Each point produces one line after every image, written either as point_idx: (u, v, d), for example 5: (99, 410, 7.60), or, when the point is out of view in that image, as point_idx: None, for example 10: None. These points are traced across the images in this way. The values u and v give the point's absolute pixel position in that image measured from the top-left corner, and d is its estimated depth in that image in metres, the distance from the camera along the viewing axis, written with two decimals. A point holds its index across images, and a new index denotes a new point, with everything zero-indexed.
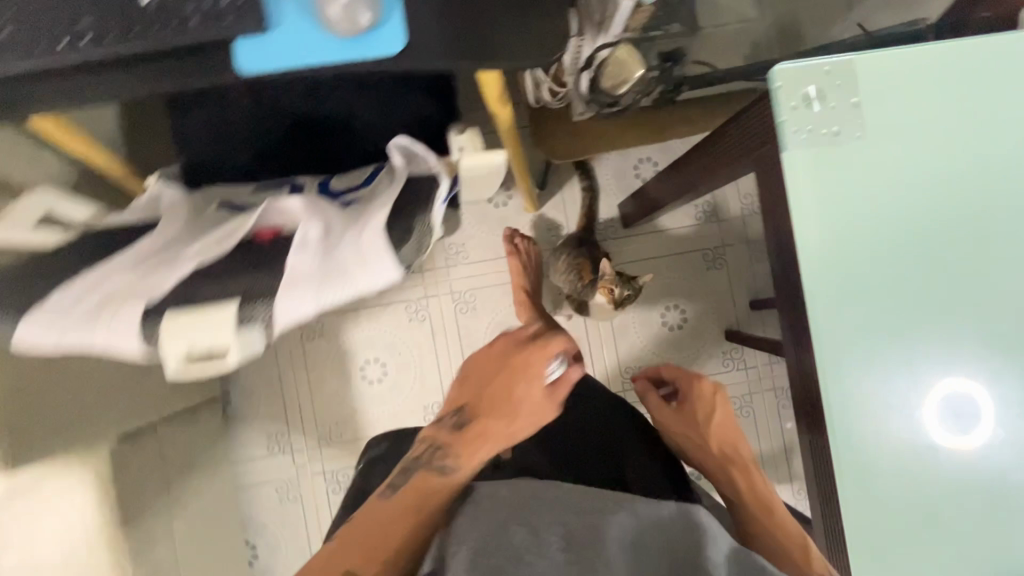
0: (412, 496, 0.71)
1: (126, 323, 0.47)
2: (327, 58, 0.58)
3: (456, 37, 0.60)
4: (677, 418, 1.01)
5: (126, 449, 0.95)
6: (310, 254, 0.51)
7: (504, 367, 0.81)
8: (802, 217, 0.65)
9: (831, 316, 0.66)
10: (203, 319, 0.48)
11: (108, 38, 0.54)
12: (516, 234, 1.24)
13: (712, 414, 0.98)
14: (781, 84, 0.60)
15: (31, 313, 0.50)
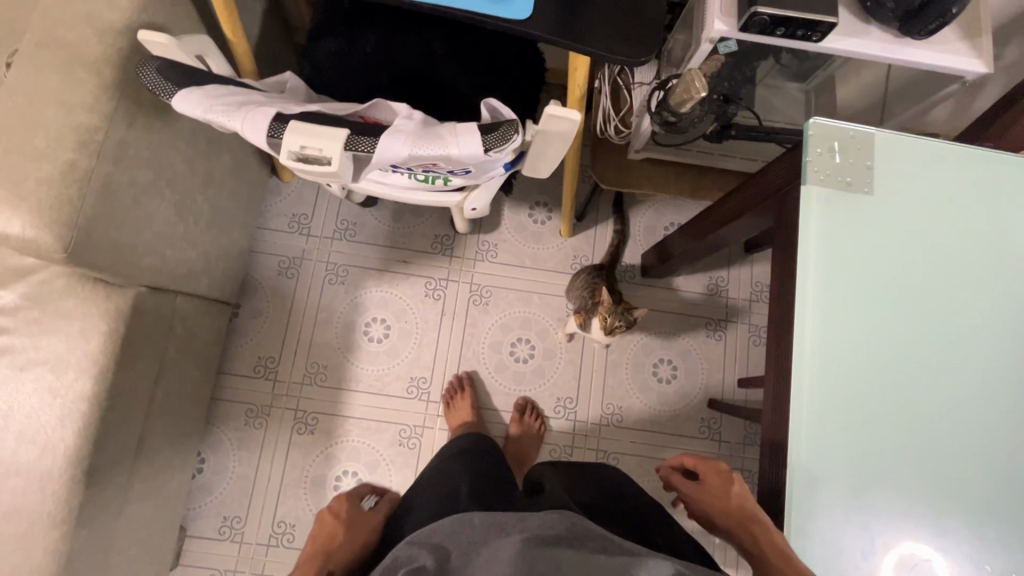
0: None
1: (261, 119, 0.57)
2: (468, 6, 0.73)
3: (572, 20, 0.75)
4: (701, 497, 0.83)
5: (149, 300, 1.01)
6: (414, 121, 0.62)
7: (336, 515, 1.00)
8: (809, 246, 0.74)
9: (813, 341, 0.73)
10: (320, 129, 0.57)
11: None
12: (529, 408, 1.37)
13: (734, 489, 0.79)
14: (813, 132, 0.73)
15: (191, 88, 0.60)
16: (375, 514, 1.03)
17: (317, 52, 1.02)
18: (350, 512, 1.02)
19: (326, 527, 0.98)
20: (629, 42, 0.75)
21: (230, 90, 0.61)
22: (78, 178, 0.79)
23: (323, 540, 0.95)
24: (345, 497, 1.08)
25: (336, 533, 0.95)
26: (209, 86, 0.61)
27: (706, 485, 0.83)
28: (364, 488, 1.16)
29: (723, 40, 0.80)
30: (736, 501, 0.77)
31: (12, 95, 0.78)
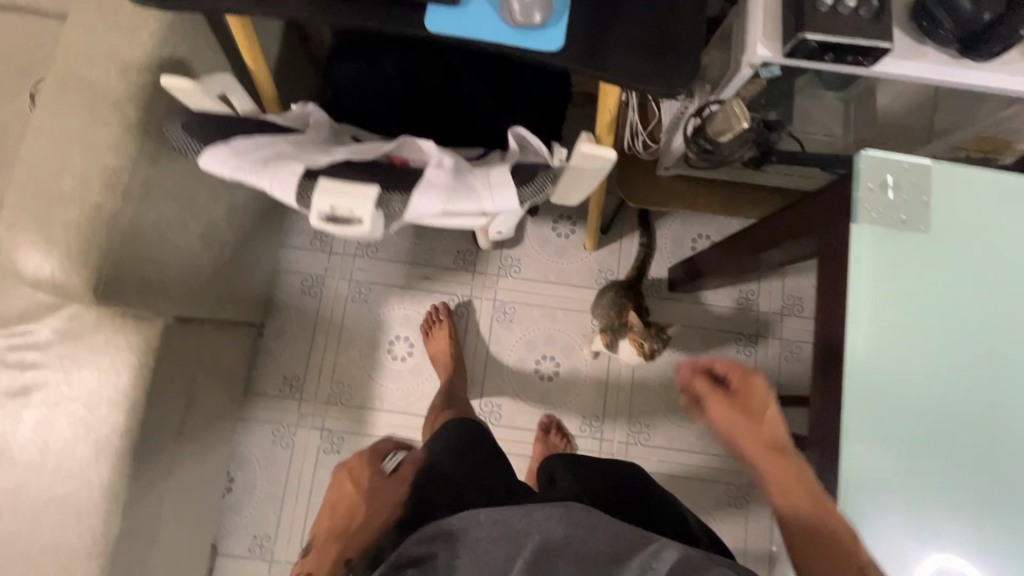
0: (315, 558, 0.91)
1: (287, 178, 0.55)
2: (496, 40, 0.70)
3: (607, 50, 0.72)
4: (727, 411, 0.78)
5: (177, 331, 1.00)
6: (445, 170, 0.59)
7: (349, 491, 0.96)
8: (861, 285, 0.70)
9: (864, 386, 0.70)
10: (347, 186, 0.55)
11: None
12: (554, 425, 1.36)
13: (767, 416, 0.76)
14: (864, 166, 0.69)
15: (217, 144, 0.58)
16: (398, 481, 0.93)
17: (338, 76, 0.99)
18: (371, 480, 0.96)
19: (344, 498, 0.96)
20: (667, 72, 0.72)
21: (259, 145, 0.59)
22: (106, 221, 0.78)
23: (341, 525, 0.92)
24: (364, 456, 1.01)
25: (357, 514, 0.91)
26: (234, 139, 0.59)
27: (737, 399, 0.79)
28: (379, 444, 1.05)
29: (766, 64, 0.75)
30: (767, 434, 0.75)
31: (38, 138, 0.77)
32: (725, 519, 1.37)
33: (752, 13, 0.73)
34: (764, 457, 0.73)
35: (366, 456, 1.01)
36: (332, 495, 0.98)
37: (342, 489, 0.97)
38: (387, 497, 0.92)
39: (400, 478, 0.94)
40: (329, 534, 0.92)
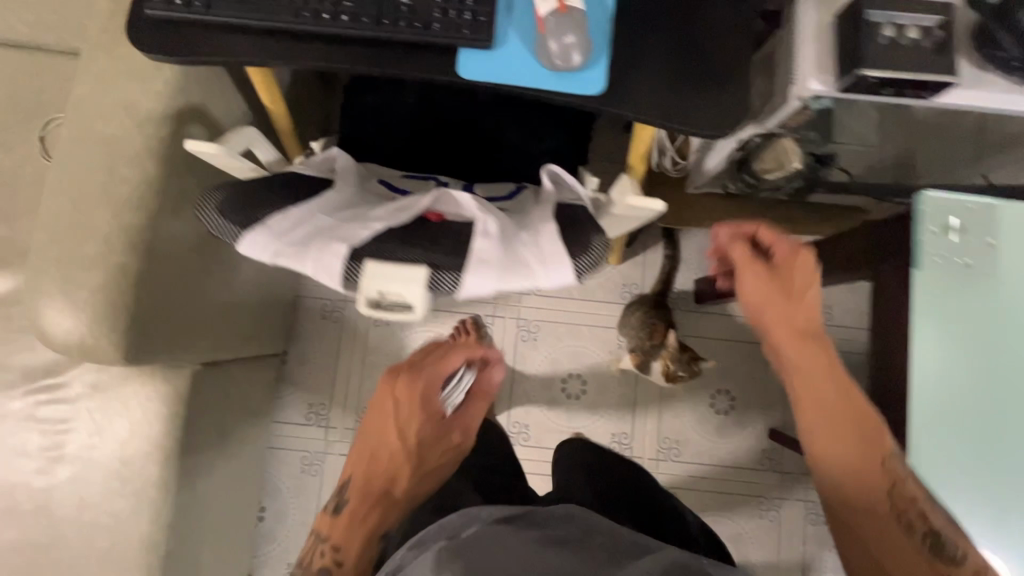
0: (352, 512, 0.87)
1: (334, 265, 0.55)
2: (533, 86, 0.66)
3: (648, 91, 0.68)
4: (767, 288, 0.76)
5: (205, 377, 0.98)
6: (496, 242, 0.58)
7: (402, 419, 0.92)
8: (926, 334, 0.67)
9: (927, 434, 0.68)
10: (400, 269, 0.56)
11: (362, 19, 0.65)
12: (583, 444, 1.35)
13: (807, 296, 0.76)
14: (926, 209, 0.66)
15: (256, 228, 0.57)
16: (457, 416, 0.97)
17: (358, 109, 0.95)
18: (430, 399, 0.93)
19: (396, 413, 0.92)
20: (713, 114, 0.68)
21: (288, 228, 0.58)
22: (132, 282, 0.75)
23: (382, 480, 0.90)
24: (410, 389, 0.90)
25: (398, 478, 0.91)
26: (272, 219, 0.58)
27: (779, 275, 0.77)
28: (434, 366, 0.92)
29: (816, 97, 0.71)
30: (804, 316, 0.76)
31: (57, 198, 0.75)
32: (758, 533, 1.36)
33: (801, 45, 0.69)
34: (794, 345, 0.76)
35: (419, 378, 0.91)
36: (373, 425, 0.93)
37: (395, 404, 0.91)
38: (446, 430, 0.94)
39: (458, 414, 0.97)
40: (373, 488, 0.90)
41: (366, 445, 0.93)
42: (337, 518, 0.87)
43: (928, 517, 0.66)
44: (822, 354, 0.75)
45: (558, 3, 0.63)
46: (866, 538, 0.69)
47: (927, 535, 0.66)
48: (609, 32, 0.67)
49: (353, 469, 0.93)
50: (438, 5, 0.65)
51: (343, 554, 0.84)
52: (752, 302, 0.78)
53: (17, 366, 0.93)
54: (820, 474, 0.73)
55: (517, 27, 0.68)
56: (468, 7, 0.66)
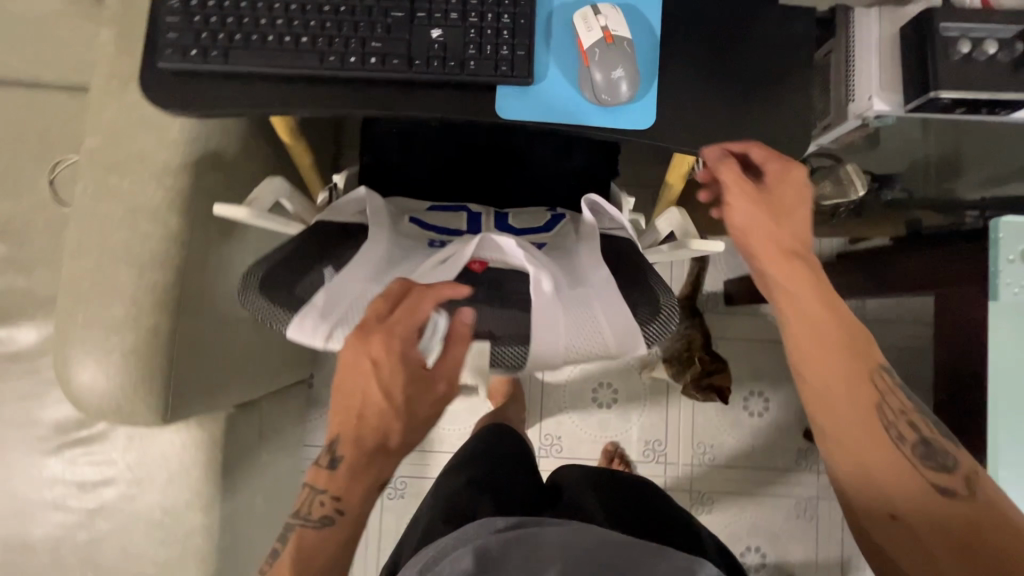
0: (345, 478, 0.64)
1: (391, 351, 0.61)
2: (579, 123, 0.62)
3: (700, 121, 0.64)
4: (753, 210, 0.61)
5: (240, 418, 0.96)
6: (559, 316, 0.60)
7: (375, 377, 0.61)
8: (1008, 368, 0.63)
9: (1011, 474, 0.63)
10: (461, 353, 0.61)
11: (394, 61, 0.61)
12: (616, 454, 1.34)
13: (796, 216, 0.61)
14: (1002, 235, 0.62)
15: (305, 312, 0.60)
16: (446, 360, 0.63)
17: (380, 138, 0.90)
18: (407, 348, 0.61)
19: (364, 374, 0.60)
20: (769, 141, 0.64)
21: (343, 294, 0.62)
22: (162, 343, 0.72)
23: (374, 437, 0.63)
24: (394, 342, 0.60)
25: (392, 433, 0.63)
26: (321, 301, 0.61)
27: (767, 195, 0.61)
28: (411, 318, 0.59)
29: (878, 115, 0.67)
30: (793, 235, 0.61)
31: (79, 259, 0.71)
32: (795, 533, 1.35)
33: (862, 60, 0.65)
34: (790, 274, 0.60)
35: (399, 339, 0.59)
36: (345, 383, 0.62)
37: (364, 361, 0.59)
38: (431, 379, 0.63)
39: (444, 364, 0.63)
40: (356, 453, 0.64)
41: (340, 406, 0.63)
42: (326, 479, 0.64)
43: (920, 430, 0.58)
44: (817, 277, 0.60)
45: (604, 34, 0.59)
46: (878, 480, 0.56)
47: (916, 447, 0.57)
48: (655, 60, 0.63)
49: (336, 429, 0.64)
50: (473, 41, 0.61)
51: (337, 523, 0.64)
52: (735, 229, 0.63)
53: (49, 420, 0.91)
54: (814, 416, 0.59)
55: (558, 58, 0.63)
56: (505, 40, 0.61)
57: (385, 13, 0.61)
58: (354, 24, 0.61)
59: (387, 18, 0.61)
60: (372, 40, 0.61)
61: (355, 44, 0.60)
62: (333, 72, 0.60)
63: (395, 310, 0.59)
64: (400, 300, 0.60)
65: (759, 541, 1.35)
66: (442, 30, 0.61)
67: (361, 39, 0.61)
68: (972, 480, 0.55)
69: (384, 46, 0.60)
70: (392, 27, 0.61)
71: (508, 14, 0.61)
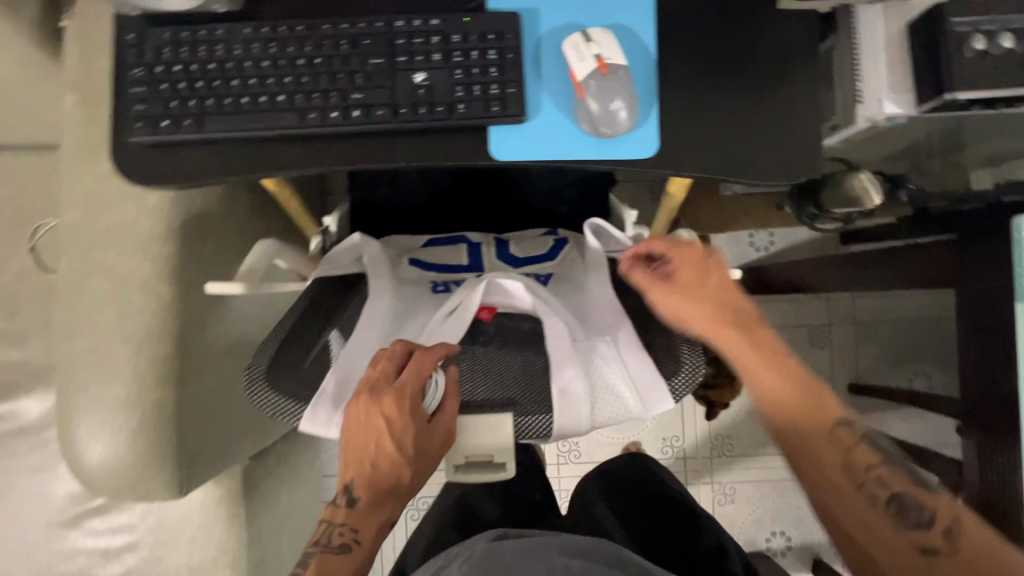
0: (365, 516, 0.63)
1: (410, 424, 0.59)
2: (579, 157, 0.59)
3: (705, 141, 0.60)
4: (672, 303, 0.62)
5: (257, 466, 0.95)
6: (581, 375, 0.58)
7: (379, 433, 0.59)
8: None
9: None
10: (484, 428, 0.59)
11: (378, 113, 0.57)
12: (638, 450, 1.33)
13: (710, 290, 0.62)
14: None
15: (318, 401, 0.58)
16: (445, 413, 0.59)
17: (371, 177, 0.88)
18: (406, 406, 0.58)
19: (367, 433, 0.59)
20: (781, 158, 0.60)
21: (356, 361, 0.62)
22: (169, 416, 0.70)
23: (388, 484, 0.62)
24: (393, 401, 0.58)
25: (404, 477, 0.62)
26: (333, 384, 0.59)
27: (676, 281, 0.62)
28: (415, 382, 0.57)
29: (888, 115, 0.64)
30: (720, 310, 0.61)
31: (73, 339, 0.69)
32: None
33: (870, 59, 0.62)
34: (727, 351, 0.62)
35: (410, 400, 0.57)
36: (352, 441, 0.59)
37: (364, 420, 0.58)
38: (433, 434, 0.59)
39: (446, 419, 0.59)
40: (374, 495, 0.63)
41: (350, 457, 0.61)
42: (345, 515, 0.63)
43: (887, 482, 0.59)
44: (750, 348, 0.61)
45: (598, 63, 0.56)
46: (867, 546, 0.57)
47: (892, 502, 0.59)
48: (654, 83, 0.59)
49: (348, 475, 0.62)
50: (460, 81, 0.57)
51: (351, 554, 0.62)
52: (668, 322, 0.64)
53: (63, 491, 0.90)
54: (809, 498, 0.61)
55: (550, 90, 0.59)
56: (493, 78, 0.58)
57: (364, 60, 0.57)
58: (332, 77, 0.57)
59: (367, 67, 0.57)
60: (352, 91, 0.57)
61: (335, 98, 0.57)
62: (316, 130, 0.57)
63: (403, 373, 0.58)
64: (406, 363, 0.58)
65: (784, 525, 1.35)
66: (426, 73, 0.57)
67: (341, 91, 0.57)
68: (952, 528, 0.56)
69: (366, 96, 0.57)
70: (372, 75, 0.57)
71: (493, 49, 0.58)
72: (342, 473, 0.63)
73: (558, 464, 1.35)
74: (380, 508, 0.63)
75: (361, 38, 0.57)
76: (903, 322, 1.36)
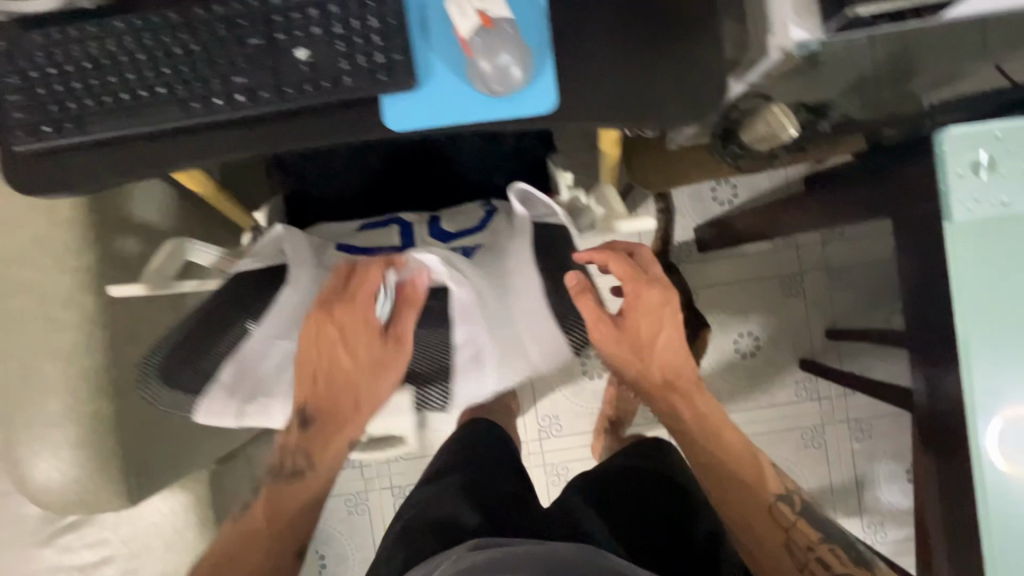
0: (318, 442, 0.66)
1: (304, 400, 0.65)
2: (477, 120, 0.57)
3: (607, 90, 0.58)
4: (615, 344, 0.72)
5: (225, 469, 0.95)
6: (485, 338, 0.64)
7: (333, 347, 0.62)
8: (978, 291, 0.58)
9: (984, 399, 0.58)
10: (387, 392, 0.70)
11: (262, 96, 0.55)
12: None
13: (658, 345, 0.74)
14: (947, 150, 0.57)
15: (213, 386, 0.63)
16: (395, 323, 0.63)
17: (302, 171, 0.87)
18: (358, 318, 0.61)
19: (322, 347, 0.61)
20: (687, 99, 0.58)
21: (261, 358, 0.64)
22: (110, 425, 0.70)
23: (344, 405, 0.65)
24: (345, 313, 0.60)
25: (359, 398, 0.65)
26: (227, 371, 0.63)
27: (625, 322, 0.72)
28: (366, 292, 0.60)
29: (800, 42, 0.61)
30: (660, 368, 0.76)
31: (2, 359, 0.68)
32: (806, 462, 1.35)
33: None
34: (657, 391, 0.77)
35: (361, 309, 0.61)
36: (308, 356, 0.62)
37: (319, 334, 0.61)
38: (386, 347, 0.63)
39: (399, 328, 0.63)
40: (328, 420, 0.66)
41: (303, 373, 0.63)
42: (298, 437, 0.66)
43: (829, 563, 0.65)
44: (686, 409, 0.77)
45: (480, 18, 0.54)
46: None
47: None
48: (547, 34, 0.57)
49: (302, 396, 0.64)
50: (343, 53, 0.55)
51: (307, 473, 0.67)
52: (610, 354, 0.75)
53: (33, 511, 0.90)
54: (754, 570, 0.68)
55: (441, 52, 0.57)
56: (377, 46, 0.56)
57: (241, 41, 0.55)
58: (211, 63, 0.55)
59: (245, 49, 0.55)
60: (233, 75, 0.55)
61: (217, 84, 0.55)
62: (202, 120, 0.55)
63: (351, 285, 0.61)
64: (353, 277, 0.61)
65: None
66: (308, 48, 0.55)
67: (222, 76, 0.55)
68: None
69: (248, 79, 0.55)
70: (251, 56, 0.55)
71: (373, 16, 0.56)
72: (296, 396, 0.64)
73: (540, 439, 1.34)
74: (337, 425, 0.66)
75: (237, 19, 0.55)
76: (878, 264, 1.33)
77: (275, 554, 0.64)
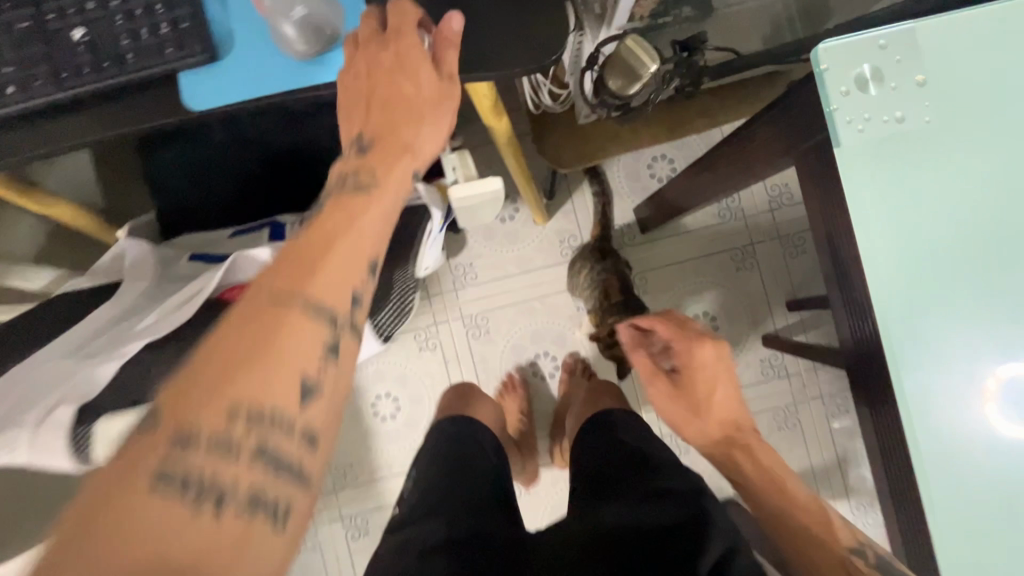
0: (363, 206, 0.46)
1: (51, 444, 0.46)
2: (287, 88, 0.50)
3: None
4: (672, 404, 0.72)
5: None
6: None
7: (379, 81, 0.48)
8: (876, 224, 0.51)
9: (904, 347, 0.51)
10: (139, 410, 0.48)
11: (37, 85, 0.49)
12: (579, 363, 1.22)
13: (715, 403, 0.70)
14: (826, 66, 0.49)
15: None
16: (440, 52, 0.48)
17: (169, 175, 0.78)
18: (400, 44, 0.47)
19: (366, 81, 0.48)
20: (526, 46, 0.52)
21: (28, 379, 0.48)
22: None
23: (395, 156, 0.48)
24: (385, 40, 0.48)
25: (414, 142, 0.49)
26: None
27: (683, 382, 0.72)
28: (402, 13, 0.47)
29: None
30: (719, 425, 0.70)
31: None
32: (782, 446, 1.25)
33: None
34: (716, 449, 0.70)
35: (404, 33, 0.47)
36: (353, 97, 0.49)
37: (362, 64, 0.48)
38: (434, 78, 0.48)
39: (448, 53, 0.48)
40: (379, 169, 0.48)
41: (357, 95, 0.49)
42: (356, 162, 0.48)
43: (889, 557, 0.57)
44: (750, 463, 0.68)
45: None
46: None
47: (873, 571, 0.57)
48: None
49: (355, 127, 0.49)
50: (123, 28, 0.49)
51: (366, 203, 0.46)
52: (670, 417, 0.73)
53: None
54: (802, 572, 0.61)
55: (238, 17, 0.50)
56: (160, 16, 0.49)
57: (9, 26, 0.49)
58: None
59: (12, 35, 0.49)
60: (2, 65, 0.49)
61: None
62: None
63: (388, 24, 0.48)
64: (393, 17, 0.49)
65: None
66: (83, 27, 0.49)
67: None
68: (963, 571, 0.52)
69: (18, 68, 0.48)
70: (20, 43, 0.49)
71: None
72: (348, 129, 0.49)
73: None
74: (396, 160, 0.48)
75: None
76: None
77: (350, 264, 0.42)
